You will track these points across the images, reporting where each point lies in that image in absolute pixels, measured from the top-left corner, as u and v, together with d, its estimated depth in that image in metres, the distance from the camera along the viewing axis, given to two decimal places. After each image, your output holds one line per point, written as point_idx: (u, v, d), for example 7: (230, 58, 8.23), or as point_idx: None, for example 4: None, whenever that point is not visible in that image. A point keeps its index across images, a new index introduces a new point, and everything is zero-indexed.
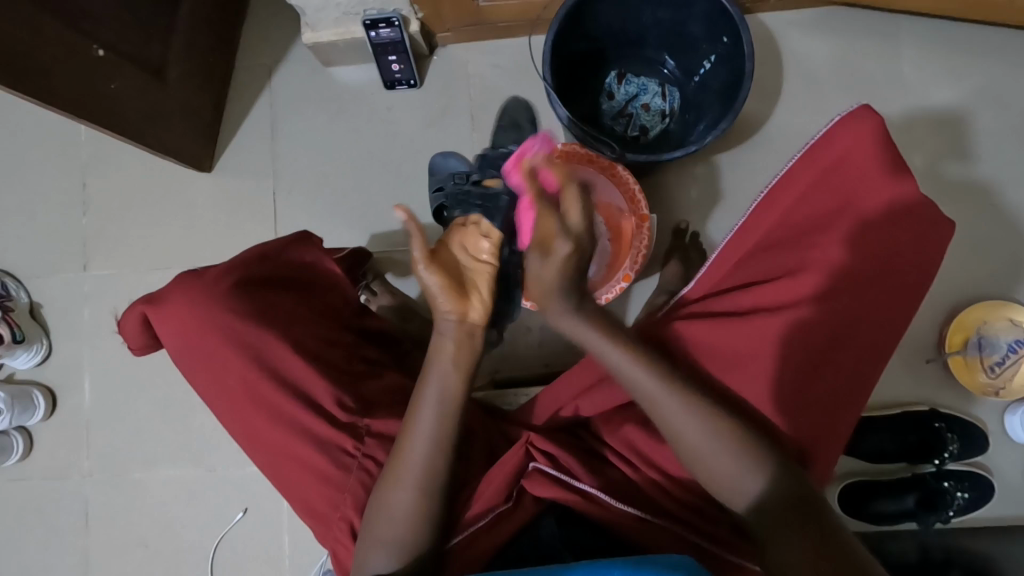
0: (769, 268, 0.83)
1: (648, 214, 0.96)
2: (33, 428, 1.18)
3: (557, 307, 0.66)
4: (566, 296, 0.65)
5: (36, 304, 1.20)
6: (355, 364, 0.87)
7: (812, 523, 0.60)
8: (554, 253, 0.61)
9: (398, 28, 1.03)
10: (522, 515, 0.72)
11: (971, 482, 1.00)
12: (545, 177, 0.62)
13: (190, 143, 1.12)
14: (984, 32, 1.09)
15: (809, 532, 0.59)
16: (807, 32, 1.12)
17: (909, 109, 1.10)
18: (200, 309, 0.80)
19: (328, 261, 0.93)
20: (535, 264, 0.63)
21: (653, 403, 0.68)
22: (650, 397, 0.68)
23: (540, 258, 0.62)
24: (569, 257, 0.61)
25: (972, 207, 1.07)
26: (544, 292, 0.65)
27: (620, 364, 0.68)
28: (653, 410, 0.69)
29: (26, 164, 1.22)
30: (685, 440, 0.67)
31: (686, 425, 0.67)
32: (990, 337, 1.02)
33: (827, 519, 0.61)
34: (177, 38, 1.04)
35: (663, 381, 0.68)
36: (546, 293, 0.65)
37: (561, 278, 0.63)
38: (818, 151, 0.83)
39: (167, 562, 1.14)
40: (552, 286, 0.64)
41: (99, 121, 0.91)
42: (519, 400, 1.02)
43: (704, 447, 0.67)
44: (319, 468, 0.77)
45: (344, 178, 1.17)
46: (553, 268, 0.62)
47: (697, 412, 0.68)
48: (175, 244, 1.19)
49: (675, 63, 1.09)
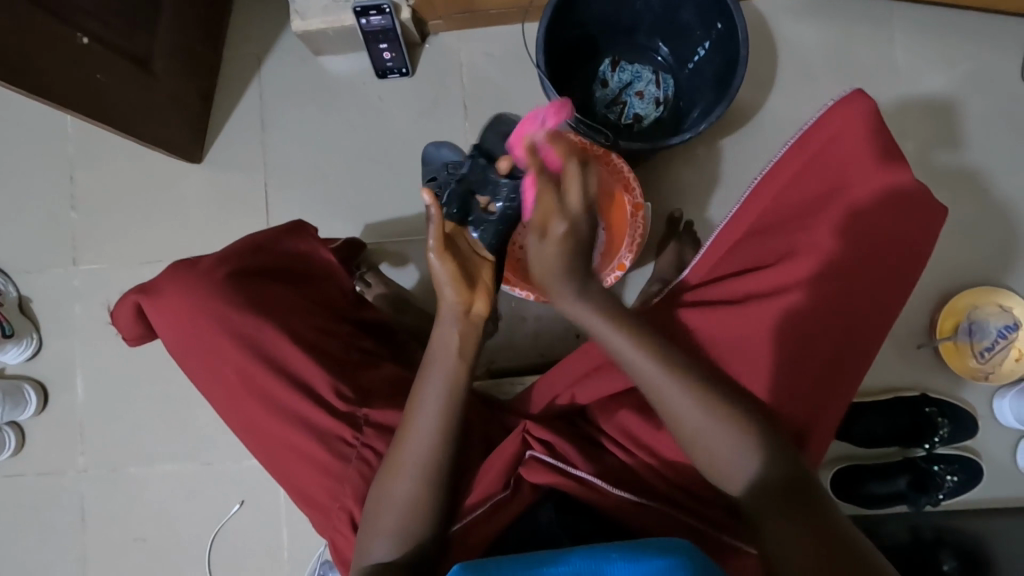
0: (763, 254, 0.83)
1: (641, 201, 0.94)
2: (26, 424, 1.17)
3: (562, 290, 0.68)
4: (568, 279, 0.67)
5: (25, 298, 1.19)
6: (351, 354, 0.86)
7: (808, 507, 0.61)
8: (553, 233, 0.64)
9: (389, 15, 1.02)
10: (519, 504, 0.72)
11: (960, 465, 1.02)
12: (548, 154, 0.63)
13: (178, 133, 1.10)
14: (974, 18, 1.10)
15: (806, 518, 0.60)
16: (800, 18, 1.12)
17: (900, 95, 1.10)
18: (195, 301, 0.80)
19: (324, 251, 0.93)
20: (534, 245, 0.66)
21: (653, 390, 0.69)
22: (650, 384, 0.68)
23: (541, 238, 0.65)
24: (566, 237, 0.64)
25: (962, 193, 1.08)
26: (544, 272, 0.67)
27: (621, 349, 0.69)
28: (653, 395, 0.69)
29: (11, 157, 1.21)
30: (684, 425, 0.68)
31: (687, 409, 0.67)
32: (981, 322, 1.03)
33: (821, 503, 0.61)
34: (163, 26, 1.02)
35: (662, 367, 0.68)
36: (547, 274, 0.67)
37: (557, 260, 0.65)
38: (810, 137, 0.84)
39: (165, 556, 1.14)
40: (552, 268, 0.66)
41: (86, 112, 0.89)
42: (516, 388, 1.03)
43: (704, 432, 0.67)
44: (318, 458, 0.77)
45: (336, 168, 1.16)
46: (552, 247, 0.64)
47: (696, 396, 0.68)
48: (166, 237, 1.18)
49: (668, 50, 1.09)
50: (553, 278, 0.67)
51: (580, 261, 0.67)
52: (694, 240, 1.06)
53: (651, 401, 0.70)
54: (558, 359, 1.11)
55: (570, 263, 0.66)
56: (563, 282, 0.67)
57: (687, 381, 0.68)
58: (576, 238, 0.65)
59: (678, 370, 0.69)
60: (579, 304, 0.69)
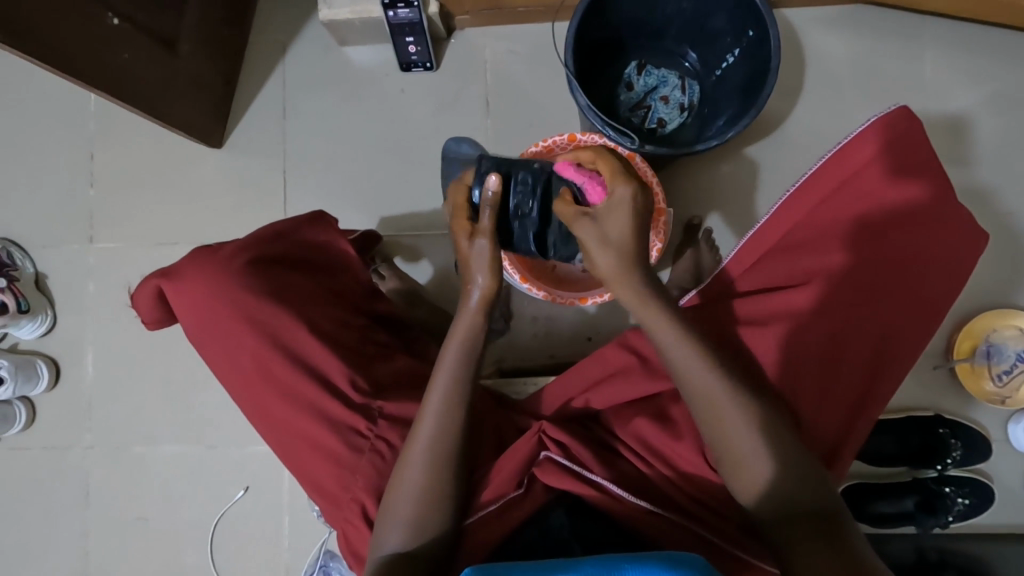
0: (788, 271, 0.82)
1: (664, 207, 0.93)
2: (36, 399, 1.17)
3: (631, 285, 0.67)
4: (634, 269, 0.67)
5: (41, 275, 1.19)
6: (367, 347, 0.86)
7: (829, 541, 0.60)
8: (618, 196, 0.66)
9: (417, 8, 1.01)
10: (532, 503, 0.72)
11: (971, 487, 1.01)
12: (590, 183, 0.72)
13: (200, 116, 1.10)
14: (1006, 37, 1.08)
15: (835, 552, 0.59)
16: (830, 30, 1.11)
17: (927, 113, 1.09)
18: (215, 286, 0.79)
19: (342, 242, 0.93)
20: (591, 232, 0.66)
21: (711, 398, 0.67)
22: (710, 393, 0.67)
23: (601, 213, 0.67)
24: (634, 198, 0.66)
25: (986, 214, 1.07)
26: (612, 269, 0.67)
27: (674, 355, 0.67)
28: (702, 409, 0.67)
29: (32, 133, 1.21)
30: (727, 438, 0.66)
31: (734, 422, 0.66)
32: (999, 344, 1.02)
33: (841, 541, 0.60)
34: (190, 10, 1.02)
35: (714, 385, 0.67)
36: (618, 261, 0.66)
37: (625, 230, 0.66)
38: (849, 153, 0.84)
39: (166, 539, 1.14)
40: (617, 252, 0.66)
41: (109, 92, 0.89)
42: (528, 389, 1.01)
43: (746, 444, 0.65)
44: (334, 450, 0.76)
45: (355, 160, 1.16)
46: (622, 214, 0.66)
47: (747, 407, 0.66)
48: (183, 221, 1.18)
49: (696, 56, 1.08)
50: (628, 264, 0.66)
51: (642, 251, 0.67)
52: (713, 250, 1.05)
53: (693, 409, 0.69)
54: (567, 361, 1.10)
55: (631, 250, 0.66)
56: (632, 277, 0.67)
57: (738, 394, 0.67)
58: (640, 209, 0.66)
59: (732, 383, 0.67)
60: (640, 304, 0.67)
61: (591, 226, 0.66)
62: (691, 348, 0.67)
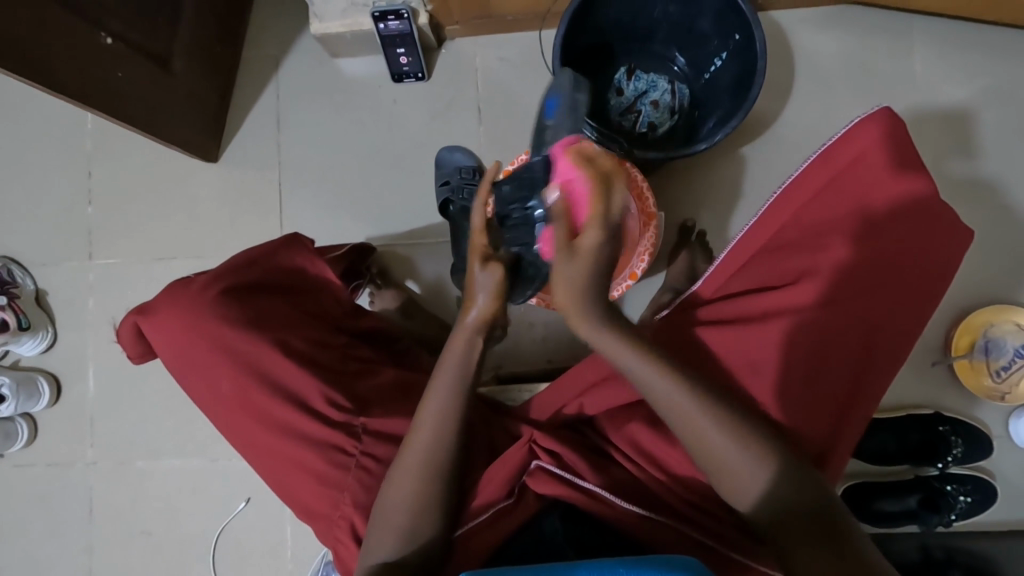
0: (778, 271, 0.83)
1: (655, 213, 0.93)
2: (38, 416, 1.18)
3: (585, 315, 0.66)
4: (587, 307, 0.66)
5: (42, 291, 1.20)
6: (348, 364, 0.86)
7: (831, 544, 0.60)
8: (582, 243, 0.62)
9: (407, 20, 1.02)
10: (522, 512, 0.72)
11: (973, 485, 1.00)
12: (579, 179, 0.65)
13: (195, 133, 1.11)
14: (993, 32, 1.08)
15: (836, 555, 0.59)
16: (819, 30, 1.11)
17: (918, 110, 1.09)
18: (185, 319, 0.81)
19: (320, 264, 0.91)
20: (562, 262, 0.63)
21: (687, 414, 0.66)
22: (684, 411, 0.66)
23: (569, 252, 0.63)
24: (596, 245, 0.62)
25: (981, 207, 1.07)
26: (575, 301, 0.65)
27: (642, 380, 0.68)
28: (678, 427, 0.67)
29: (32, 150, 1.22)
30: (711, 451, 0.66)
31: (707, 426, 0.66)
32: (997, 339, 1.00)
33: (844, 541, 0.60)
34: (183, 27, 1.03)
35: (684, 405, 0.66)
36: (579, 295, 0.65)
37: (589, 270, 0.63)
38: (834, 153, 0.84)
39: (169, 553, 1.15)
40: (577, 286, 0.64)
41: (104, 110, 0.90)
42: (522, 396, 1.02)
43: (732, 455, 0.65)
44: (318, 469, 0.77)
45: (349, 171, 1.17)
46: (583, 259, 0.62)
47: (723, 422, 0.66)
48: (179, 234, 1.19)
49: (684, 59, 1.08)
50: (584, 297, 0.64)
51: (605, 283, 0.65)
52: (706, 250, 1.06)
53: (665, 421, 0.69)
54: (565, 365, 1.10)
55: (591, 285, 0.64)
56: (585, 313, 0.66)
57: (718, 409, 0.67)
58: (601, 254, 0.62)
59: (704, 405, 0.66)
60: (599, 334, 0.67)
61: (565, 259, 0.64)
62: (665, 370, 0.67)
